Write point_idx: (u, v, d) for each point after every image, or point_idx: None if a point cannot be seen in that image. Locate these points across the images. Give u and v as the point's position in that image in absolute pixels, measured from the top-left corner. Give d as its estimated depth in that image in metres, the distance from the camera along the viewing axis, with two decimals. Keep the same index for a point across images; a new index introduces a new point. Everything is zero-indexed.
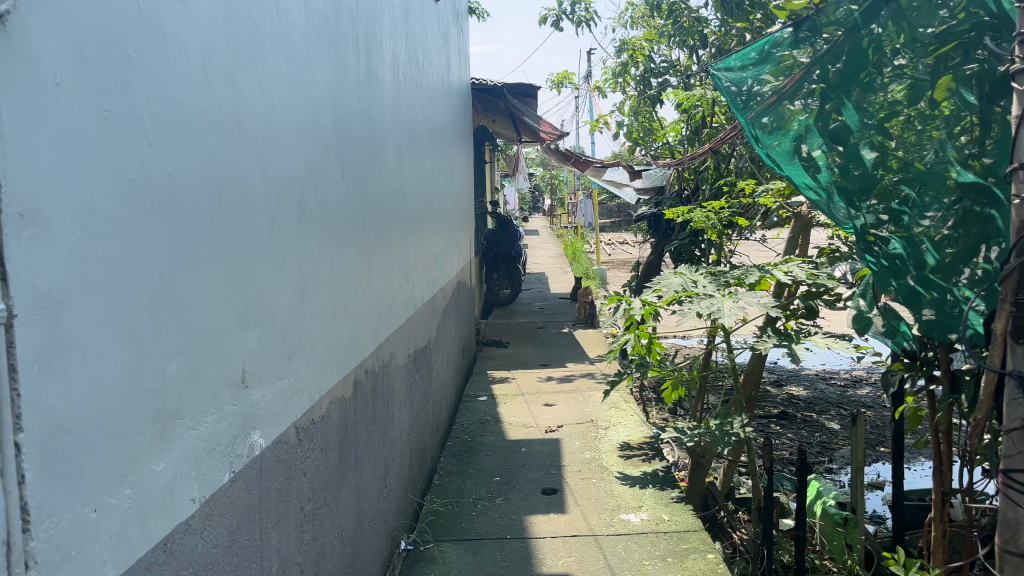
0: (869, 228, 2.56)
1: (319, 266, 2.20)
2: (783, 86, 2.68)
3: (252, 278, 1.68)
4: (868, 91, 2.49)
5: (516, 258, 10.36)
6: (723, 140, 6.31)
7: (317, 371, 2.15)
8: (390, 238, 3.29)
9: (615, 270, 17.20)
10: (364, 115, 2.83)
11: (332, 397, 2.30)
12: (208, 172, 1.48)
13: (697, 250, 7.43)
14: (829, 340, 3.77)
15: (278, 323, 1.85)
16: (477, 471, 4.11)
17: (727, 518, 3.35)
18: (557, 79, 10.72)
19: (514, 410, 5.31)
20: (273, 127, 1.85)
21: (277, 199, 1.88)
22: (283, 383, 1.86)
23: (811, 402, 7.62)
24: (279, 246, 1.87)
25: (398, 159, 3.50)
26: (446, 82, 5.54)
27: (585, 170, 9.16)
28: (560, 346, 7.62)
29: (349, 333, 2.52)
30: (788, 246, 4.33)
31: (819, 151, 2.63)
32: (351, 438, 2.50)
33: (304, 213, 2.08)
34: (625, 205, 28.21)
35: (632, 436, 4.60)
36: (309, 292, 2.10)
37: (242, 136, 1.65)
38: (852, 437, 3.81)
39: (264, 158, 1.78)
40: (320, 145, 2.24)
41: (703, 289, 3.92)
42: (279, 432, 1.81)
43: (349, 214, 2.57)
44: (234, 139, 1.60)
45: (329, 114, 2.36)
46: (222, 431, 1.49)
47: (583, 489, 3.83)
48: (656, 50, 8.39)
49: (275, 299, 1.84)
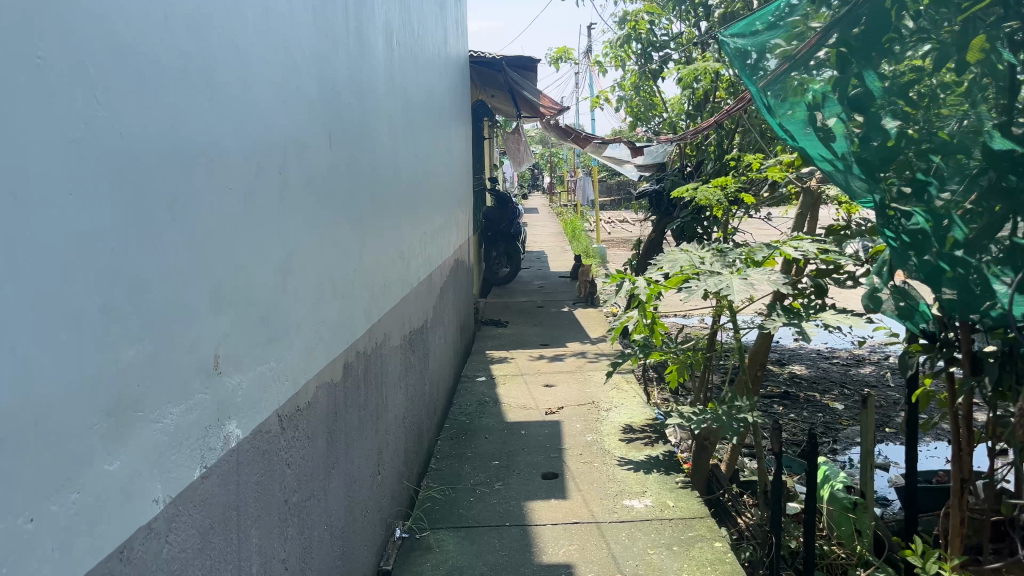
0: (890, 202, 2.44)
1: (307, 243, 2.08)
2: (799, 53, 2.61)
3: (227, 256, 1.55)
4: (887, 58, 2.34)
5: (515, 236, 10.22)
6: (730, 114, 6.15)
7: (303, 354, 2.01)
8: (385, 216, 3.15)
9: (615, 249, 17.05)
10: (354, 83, 2.67)
11: (321, 381, 2.17)
12: (175, 137, 1.34)
13: (699, 228, 7.30)
14: (841, 316, 3.62)
15: (259, 303, 1.71)
16: (475, 454, 3.99)
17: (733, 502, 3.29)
18: (557, 54, 10.51)
19: (513, 391, 5.17)
20: (251, 90, 1.71)
21: (257, 171, 1.73)
22: (264, 368, 1.72)
23: (813, 381, 7.53)
24: (258, 222, 1.73)
25: (392, 132, 3.36)
26: (444, 54, 5.36)
27: (585, 146, 8.99)
28: (559, 325, 7.48)
29: (339, 314, 2.38)
30: (796, 223, 4.20)
31: (838, 120, 2.52)
32: (341, 425, 2.37)
33: (286, 186, 1.93)
34: (625, 184, 28.08)
35: (633, 417, 4.48)
36: (294, 269, 1.96)
37: (215, 99, 1.51)
38: (862, 420, 3.70)
39: (241, 124, 1.65)
40: (304, 111, 2.08)
41: (709, 266, 3.77)
42: (259, 420, 1.68)
43: (339, 187, 2.43)
44: (206, 101, 1.46)
45: (315, 82, 2.21)
46: (190, 423, 1.36)
47: (584, 474, 3.70)
48: (658, 23, 8.20)
49: (257, 277, 1.70)
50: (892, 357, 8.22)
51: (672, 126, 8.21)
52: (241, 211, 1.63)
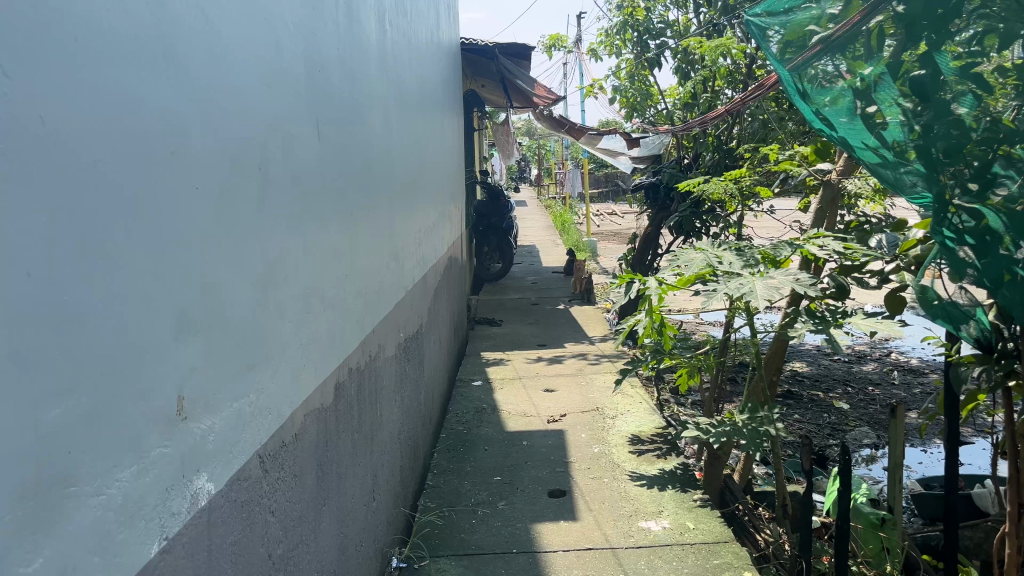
0: (950, 198, 2.12)
1: (289, 249, 1.76)
2: (835, 34, 2.31)
3: (196, 270, 1.26)
4: (949, 36, 2.03)
5: (507, 230, 9.91)
6: (744, 101, 5.61)
7: (288, 379, 1.72)
8: (376, 214, 2.83)
9: (605, 242, 16.80)
10: (344, 64, 2.37)
11: (308, 409, 1.88)
12: (124, 120, 1.05)
13: (699, 221, 7.04)
14: (874, 322, 3.31)
15: (233, 324, 1.40)
16: (475, 469, 3.71)
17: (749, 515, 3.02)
18: (549, 42, 10.22)
19: (511, 397, 4.90)
20: (225, 65, 1.41)
21: (231, 164, 1.43)
22: (240, 405, 1.42)
23: (816, 379, 7.29)
24: (233, 226, 1.43)
25: (385, 119, 3.07)
26: (436, 40, 5.06)
27: (579, 138, 8.68)
28: (556, 324, 7.20)
29: (329, 328, 2.08)
30: (816, 219, 3.96)
31: (890, 107, 2.20)
32: (331, 454, 2.08)
33: (266, 179, 1.62)
34: (613, 177, 27.82)
35: (642, 426, 4.22)
36: (275, 279, 1.66)
37: (177, 74, 1.22)
38: (891, 430, 3.45)
39: (213, 106, 1.35)
40: (288, 93, 1.78)
41: (727, 267, 3.49)
42: (235, 467, 1.39)
43: (327, 183, 2.11)
44: (164, 77, 1.17)
45: (302, 62, 1.91)
46: (147, 486, 1.07)
47: (594, 491, 3.44)
48: (654, 10, 7.92)
49: (231, 293, 1.40)
50: (893, 353, 8.01)
51: (668, 117, 7.93)
52: (211, 212, 1.33)
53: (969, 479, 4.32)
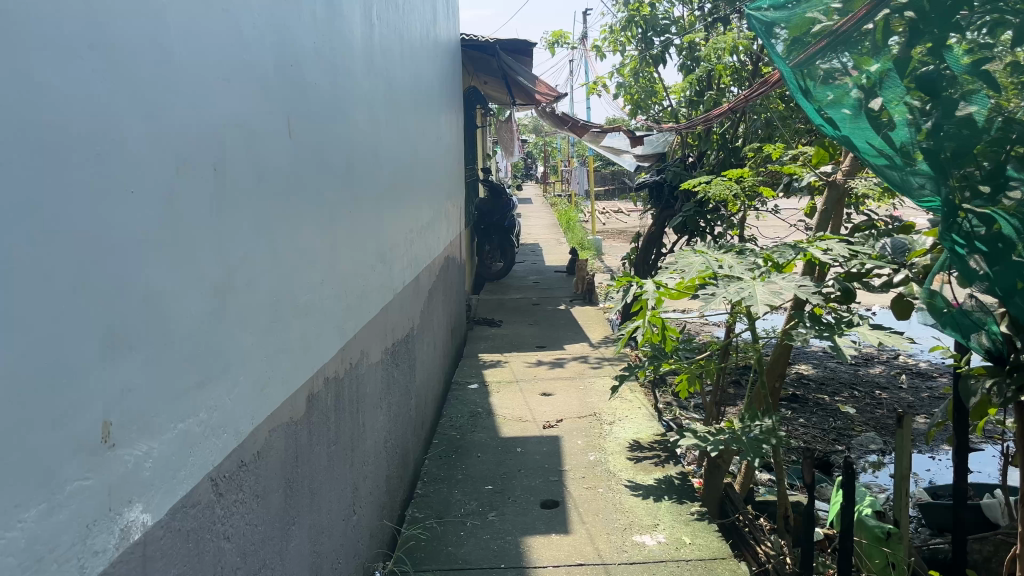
0: (959, 203, 1.99)
1: (254, 255, 1.65)
2: (841, 28, 2.19)
3: (132, 281, 1.15)
4: (957, 30, 1.91)
5: (509, 229, 9.81)
6: (748, 98, 5.45)
7: (250, 394, 1.60)
8: (362, 214, 2.72)
9: (611, 240, 16.66)
10: (323, 57, 2.26)
11: (275, 423, 1.77)
12: (15, 112, 0.90)
13: (703, 221, 6.92)
14: (881, 334, 3.18)
15: (180, 339, 1.29)
16: (466, 477, 3.60)
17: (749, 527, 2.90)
18: (553, 38, 10.07)
19: (508, 401, 4.78)
20: (169, 61, 1.29)
21: (179, 164, 1.31)
22: (188, 426, 1.31)
23: (822, 382, 7.16)
24: (181, 231, 1.31)
25: (372, 117, 2.96)
26: (433, 36, 4.93)
27: (583, 135, 8.49)
28: (557, 325, 7.09)
29: (302, 336, 1.97)
30: (821, 221, 3.84)
31: (896, 106, 2.07)
32: (302, 470, 1.97)
33: (225, 181, 1.51)
34: (620, 175, 27.66)
35: (640, 433, 4.10)
36: (237, 288, 1.55)
37: (105, 67, 1.10)
38: (897, 440, 3.32)
39: (148, 105, 1.22)
40: (252, 89, 1.66)
41: (728, 271, 3.36)
42: (179, 494, 1.27)
43: (301, 183, 2.00)
44: (89, 70, 1.05)
45: (270, 55, 1.79)
46: (60, 525, 0.96)
47: (588, 502, 3.32)
48: (659, 6, 7.78)
49: (178, 304, 1.29)
50: (901, 355, 7.86)
51: (673, 114, 7.81)
52: (156, 219, 1.23)
53: (979, 488, 4.19)
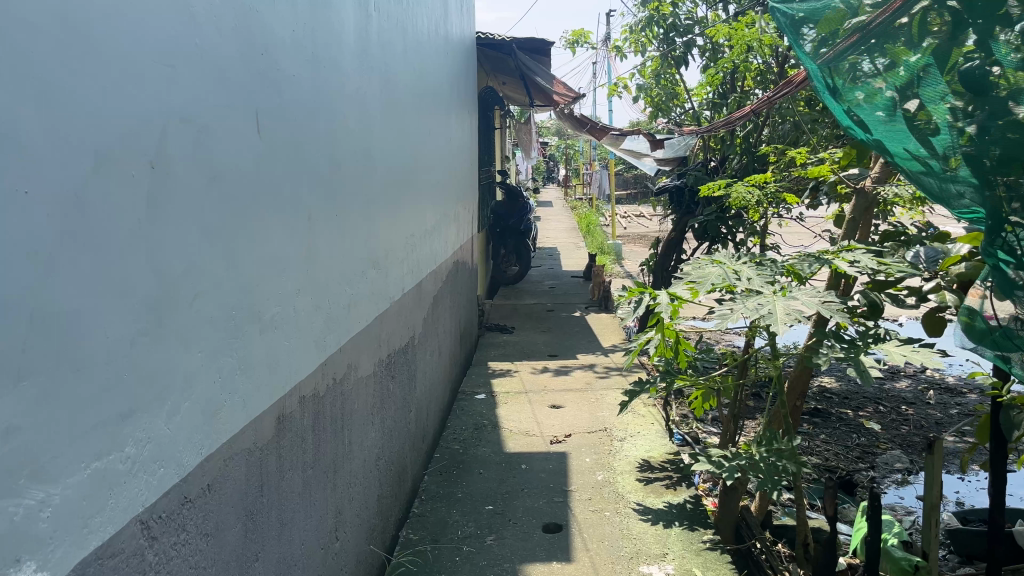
0: (1006, 214, 1.81)
1: (208, 264, 1.48)
2: (874, 22, 1.97)
3: (73, 288, 1.07)
4: (1006, 23, 1.69)
5: (526, 233, 9.61)
6: (770, 100, 5.20)
7: (197, 422, 1.43)
8: (349, 218, 2.53)
9: (630, 245, 16.41)
10: (304, 46, 2.08)
11: (234, 451, 1.60)
12: None
13: (724, 227, 6.69)
14: (907, 349, 2.92)
15: (96, 367, 1.11)
16: (467, 496, 3.41)
17: (766, 556, 2.69)
18: (573, 38, 9.89)
19: (515, 414, 4.58)
20: (150, 36, 1.28)
21: (98, 161, 1.13)
22: (107, 462, 1.13)
23: (846, 396, 6.90)
24: (98, 237, 1.13)
25: (365, 112, 2.78)
26: (442, 32, 4.75)
27: (601, 138, 8.19)
28: (571, 332, 6.89)
29: (268, 353, 1.80)
30: (848, 230, 3.62)
31: (937, 106, 1.86)
32: (269, 498, 1.79)
33: (165, 182, 1.33)
34: (643, 179, 27.46)
35: (652, 451, 3.89)
36: (179, 305, 1.37)
37: (42, 43, 1.02)
38: (928, 468, 3.08)
39: (120, 87, 1.19)
40: (206, 79, 1.49)
41: (747, 284, 3.13)
42: (92, 543, 1.10)
43: (269, 186, 1.82)
44: (9, 40, 0.95)
45: (233, 41, 1.61)
46: None
47: (593, 527, 3.12)
48: (681, 6, 7.55)
49: (94, 320, 1.11)
50: (929, 369, 7.57)
51: (695, 117, 7.60)
52: (126, 218, 1.20)
53: (1015, 515, 3.92)
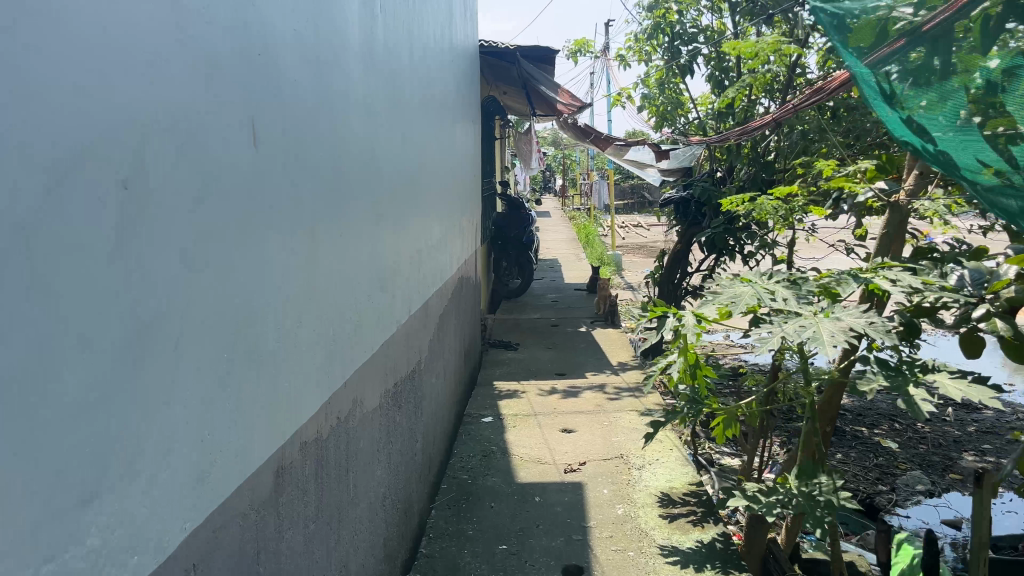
0: None
1: (201, 290, 1.27)
2: (929, 25, 1.88)
3: (36, 317, 0.86)
4: None
5: (528, 245, 9.35)
6: (795, 109, 4.80)
7: (188, 475, 1.22)
8: (355, 236, 2.32)
9: (629, 257, 16.16)
10: (309, 44, 1.87)
11: (228, 511, 1.37)
12: None
13: (733, 240, 6.45)
14: (965, 385, 2.68)
15: (61, 419, 0.90)
16: (478, 533, 3.17)
17: None
18: (575, 47, 9.69)
19: (525, 439, 4.34)
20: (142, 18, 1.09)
21: (75, 155, 0.93)
22: (64, 556, 0.91)
23: (860, 414, 6.66)
24: (71, 254, 0.92)
25: (372, 121, 2.57)
26: (449, 39, 4.56)
27: (604, 148, 7.97)
28: (576, 349, 6.66)
29: (267, 392, 1.57)
30: (880, 247, 3.39)
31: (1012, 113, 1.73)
32: (267, 566, 1.55)
33: (146, 202, 1.10)
34: (640, 188, 27.27)
35: (673, 482, 3.65)
36: (170, 333, 1.17)
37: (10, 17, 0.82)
38: (978, 505, 2.85)
39: (106, 80, 0.99)
40: (205, 71, 1.29)
41: (782, 304, 2.91)
42: None
43: (272, 199, 1.62)
44: None
45: (236, 31, 1.41)
46: None
47: (617, 570, 2.88)
48: (687, 13, 7.29)
49: (62, 358, 0.90)
50: None
51: (701, 127, 7.39)
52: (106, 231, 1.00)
53: None
